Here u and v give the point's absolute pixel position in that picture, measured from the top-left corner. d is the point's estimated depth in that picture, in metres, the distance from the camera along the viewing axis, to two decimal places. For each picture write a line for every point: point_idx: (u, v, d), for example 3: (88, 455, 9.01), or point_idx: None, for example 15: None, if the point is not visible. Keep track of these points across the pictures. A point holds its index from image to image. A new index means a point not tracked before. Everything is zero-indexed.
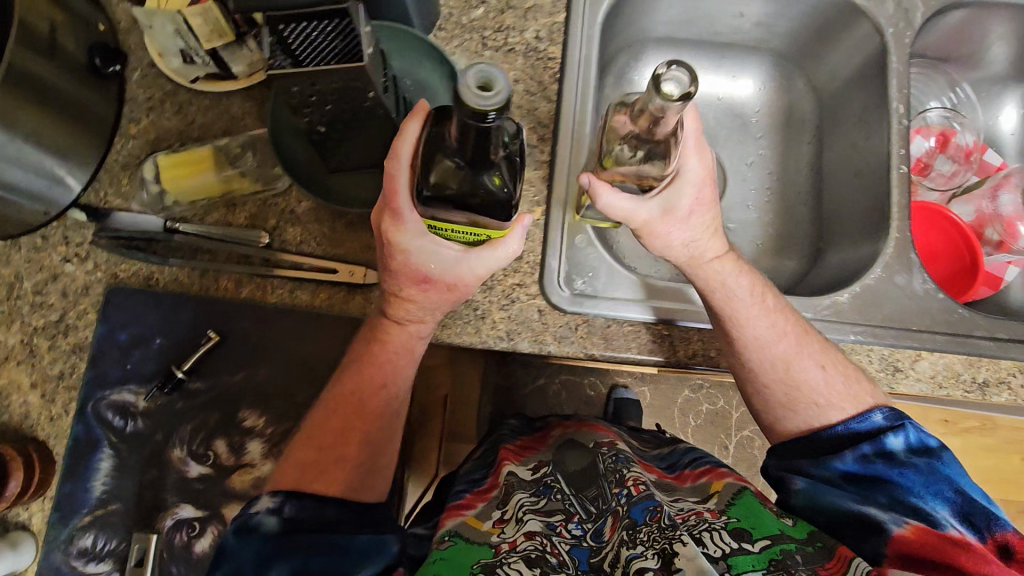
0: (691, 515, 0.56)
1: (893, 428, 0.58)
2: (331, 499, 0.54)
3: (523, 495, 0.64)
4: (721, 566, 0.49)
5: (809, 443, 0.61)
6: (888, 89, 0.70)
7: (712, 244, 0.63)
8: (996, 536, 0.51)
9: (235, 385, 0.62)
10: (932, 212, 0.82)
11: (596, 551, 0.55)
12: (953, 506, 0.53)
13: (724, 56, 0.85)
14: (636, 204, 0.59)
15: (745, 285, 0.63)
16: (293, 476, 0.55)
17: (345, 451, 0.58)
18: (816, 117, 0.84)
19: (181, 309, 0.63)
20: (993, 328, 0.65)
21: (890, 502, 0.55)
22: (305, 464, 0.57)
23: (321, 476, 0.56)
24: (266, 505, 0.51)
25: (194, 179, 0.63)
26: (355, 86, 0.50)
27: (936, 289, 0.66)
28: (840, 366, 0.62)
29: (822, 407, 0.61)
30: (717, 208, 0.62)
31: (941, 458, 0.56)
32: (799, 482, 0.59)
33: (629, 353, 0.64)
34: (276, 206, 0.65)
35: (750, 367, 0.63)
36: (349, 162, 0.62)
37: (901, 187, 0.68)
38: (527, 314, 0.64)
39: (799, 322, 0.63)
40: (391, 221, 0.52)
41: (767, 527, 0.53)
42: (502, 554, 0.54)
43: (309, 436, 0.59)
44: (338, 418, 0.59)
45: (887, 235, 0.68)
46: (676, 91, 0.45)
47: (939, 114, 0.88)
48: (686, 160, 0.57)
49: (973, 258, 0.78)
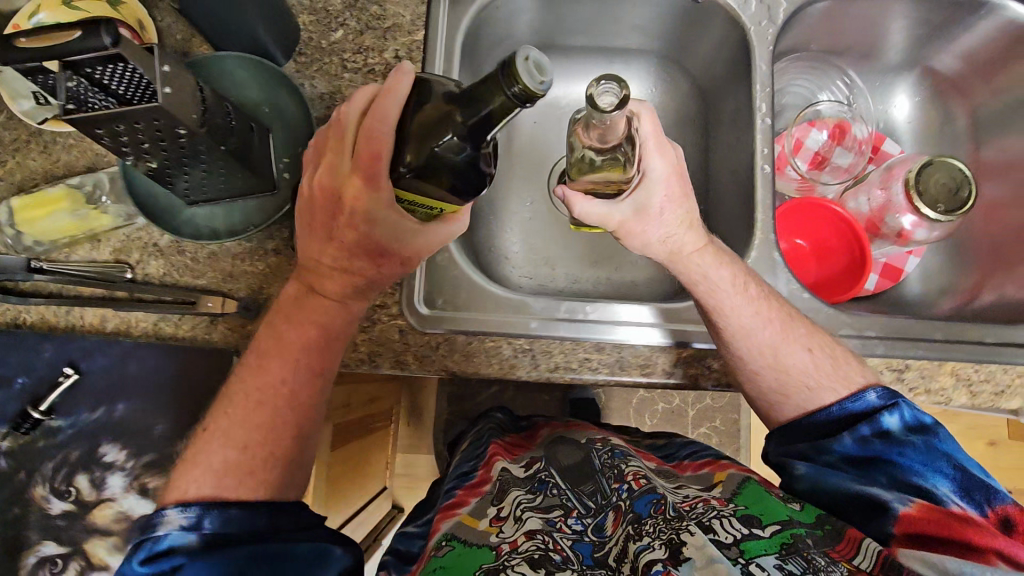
0: (697, 503, 0.54)
1: (888, 407, 0.58)
2: (260, 506, 0.52)
3: (520, 491, 0.62)
4: (733, 552, 0.47)
5: (804, 428, 0.60)
6: (753, 89, 0.70)
7: (690, 237, 0.65)
8: (997, 509, 0.51)
9: (94, 421, 0.63)
10: (818, 206, 0.81)
11: (598, 547, 0.53)
12: (954, 481, 0.53)
13: (613, 62, 0.86)
14: (609, 207, 0.63)
15: (726, 277, 0.64)
16: (216, 481, 0.52)
17: (273, 449, 0.55)
18: (701, 116, 0.83)
19: (42, 347, 0.63)
20: (859, 325, 0.64)
21: (890, 481, 0.54)
22: (236, 458, 0.53)
23: (253, 476, 0.53)
24: (180, 522, 0.49)
25: (48, 221, 0.64)
26: (162, 125, 0.50)
27: (801, 289, 0.67)
28: (827, 351, 0.62)
29: (814, 390, 0.61)
30: (693, 201, 0.64)
31: (938, 434, 0.56)
32: (801, 467, 0.58)
33: (490, 369, 0.65)
34: (139, 239, 0.66)
35: (738, 355, 0.63)
36: (200, 194, 0.63)
37: (764, 188, 0.68)
38: (388, 334, 0.64)
39: (782, 308, 0.63)
40: (360, 187, 0.52)
41: (774, 512, 0.52)
42: (503, 556, 0.51)
43: (246, 417, 0.55)
44: (272, 405, 0.56)
45: (752, 237, 0.68)
46: (609, 105, 0.50)
47: (830, 107, 0.86)
48: (647, 160, 0.62)
49: (861, 253, 0.77)
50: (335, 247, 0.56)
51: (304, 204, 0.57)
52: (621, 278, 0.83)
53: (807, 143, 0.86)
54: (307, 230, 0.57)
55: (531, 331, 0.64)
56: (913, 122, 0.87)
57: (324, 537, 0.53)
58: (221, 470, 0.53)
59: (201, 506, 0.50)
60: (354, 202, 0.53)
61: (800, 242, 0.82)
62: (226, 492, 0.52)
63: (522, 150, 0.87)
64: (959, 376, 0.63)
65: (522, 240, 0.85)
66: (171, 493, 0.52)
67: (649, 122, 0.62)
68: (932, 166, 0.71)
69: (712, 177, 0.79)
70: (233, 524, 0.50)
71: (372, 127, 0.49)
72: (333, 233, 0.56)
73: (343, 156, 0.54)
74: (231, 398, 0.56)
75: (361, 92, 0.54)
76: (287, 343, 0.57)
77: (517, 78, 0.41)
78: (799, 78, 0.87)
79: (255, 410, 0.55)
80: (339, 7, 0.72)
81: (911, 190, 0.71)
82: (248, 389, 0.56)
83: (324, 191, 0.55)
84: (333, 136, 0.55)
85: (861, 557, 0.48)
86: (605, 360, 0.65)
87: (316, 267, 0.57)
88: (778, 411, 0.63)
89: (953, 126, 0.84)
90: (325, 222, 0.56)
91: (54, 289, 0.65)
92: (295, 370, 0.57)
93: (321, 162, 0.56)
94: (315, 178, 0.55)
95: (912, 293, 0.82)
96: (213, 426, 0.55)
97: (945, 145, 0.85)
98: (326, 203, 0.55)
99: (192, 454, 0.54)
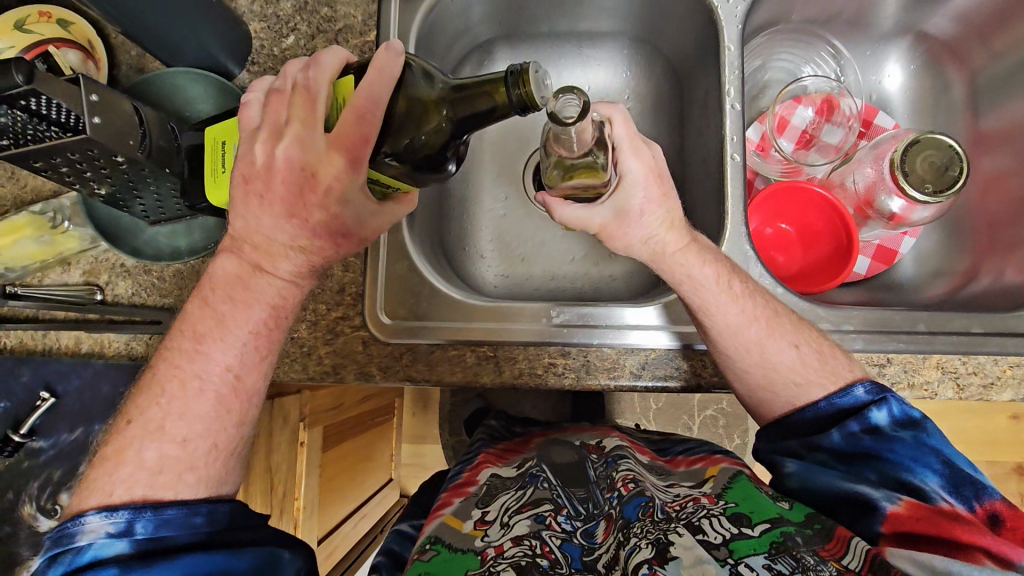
0: (687, 502, 0.53)
1: (877, 402, 0.54)
2: (200, 504, 0.46)
3: (508, 495, 0.58)
4: (722, 552, 0.44)
5: (791, 424, 0.57)
6: (722, 72, 0.68)
7: (672, 236, 0.60)
8: (986, 506, 0.48)
9: (74, 441, 0.69)
10: (804, 189, 0.77)
11: (590, 550, 0.49)
12: (943, 477, 0.50)
13: (583, 47, 0.83)
14: (589, 210, 0.60)
15: (709, 273, 0.60)
16: (149, 481, 0.45)
17: (216, 440, 0.48)
18: (676, 99, 0.80)
19: (19, 371, 0.65)
20: (833, 319, 0.63)
21: (880, 478, 0.52)
22: (173, 454, 0.46)
23: (193, 473, 0.47)
24: (105, 529, 0.42)
25: (15, 247, 0.64)
26: (98, 154, 0.50)
27: (773, 283, 0.66)
28: (813, 345, 0.59)
29: (801, 387, 0.57)
30: (675, 200, 0.61)
31: (928, 428, 0.52)
32: (791, 464, 0.56)
33: (455, 377, 0.64)
34: (107, 260, 0.67)
35: (726, 354, 0.60)
36: (158, 215, 0.63)
37: (735, 177, 0.67)
38: (352, 346, 0.65)
39: (768, 306, 0.60)
40: (342, 166, 0.48)
41: (764, 510, 0.49)
42: (490, 561, 0.47)
43: (186, 407, 0.48)
44: (219, 394, 0.49)
45: (722, 230, 0.67)
46: (571, 116, 0.47)
47: (816, 82, 0.82)
48: (624, 163, 0.59)
49: (847, 239, 0.73)
50: (293, 226, 0.50)
51: (254, 172, 0.49)
52: (597, 273, 0.81)
53: (794, 122, 0.82)
54: (257, 201, 0.50)
55: (493, 338, 0.64)
56: (908, 91, 0.84)
57: (270, 540, 0.48)
58: (155, 466, 0.46)
59: (132, 509, 0.43)
60: (330, 183, 0.48)
61: (784, 226, 0.79)
62: (161, 492, 0.45)
63: (491, 149, 0.84)
64: (945, 369, 0.63)
65: (493, 241, 0.83)
66: (90, 495, 0.44)
67: (621, 126, 0.59)
68: (919, 144, 0.66)
69: (686, 166, 0.77)
70: (172, 526, 0.44)
71: (364, 108, 0.46)
72: (296, 210, 0.50)
73: (312, 128, 0.48)
74: (166, 387, 0.48)
75: (326, 62, 0.49)
76: (234, 328, 0.50)
77: (526, 84, 0.47)
78: (784, 52, 0.84)
79: (195, 402, 0.48)
80: (289, 12, 0.71)
81: (896, 170, 0.67)
82: (187, 376, 0.49)
83: (290, 165, 0.48)
84: (299, 103, 0.48)
85: (850, 556, 0.45)
86: (571, 364, 0.64)
87: (273, 248, 0.51)
88: (765, 408, 0.60)
89: (950, 95, 0.81)
90: (287, 198, 0.49)
91: (30, 312, 0.66)
92: (244, 355, 0.50)
93: (276, 128, 0.49)
94: (279, 148, 0.48)
95: (904, 276, 0.79)
96: (142, 418, 0.47)
97: (941, 114, 0.82)
98: (290, 180, 0.49)
99: (116, 450, 0.46)
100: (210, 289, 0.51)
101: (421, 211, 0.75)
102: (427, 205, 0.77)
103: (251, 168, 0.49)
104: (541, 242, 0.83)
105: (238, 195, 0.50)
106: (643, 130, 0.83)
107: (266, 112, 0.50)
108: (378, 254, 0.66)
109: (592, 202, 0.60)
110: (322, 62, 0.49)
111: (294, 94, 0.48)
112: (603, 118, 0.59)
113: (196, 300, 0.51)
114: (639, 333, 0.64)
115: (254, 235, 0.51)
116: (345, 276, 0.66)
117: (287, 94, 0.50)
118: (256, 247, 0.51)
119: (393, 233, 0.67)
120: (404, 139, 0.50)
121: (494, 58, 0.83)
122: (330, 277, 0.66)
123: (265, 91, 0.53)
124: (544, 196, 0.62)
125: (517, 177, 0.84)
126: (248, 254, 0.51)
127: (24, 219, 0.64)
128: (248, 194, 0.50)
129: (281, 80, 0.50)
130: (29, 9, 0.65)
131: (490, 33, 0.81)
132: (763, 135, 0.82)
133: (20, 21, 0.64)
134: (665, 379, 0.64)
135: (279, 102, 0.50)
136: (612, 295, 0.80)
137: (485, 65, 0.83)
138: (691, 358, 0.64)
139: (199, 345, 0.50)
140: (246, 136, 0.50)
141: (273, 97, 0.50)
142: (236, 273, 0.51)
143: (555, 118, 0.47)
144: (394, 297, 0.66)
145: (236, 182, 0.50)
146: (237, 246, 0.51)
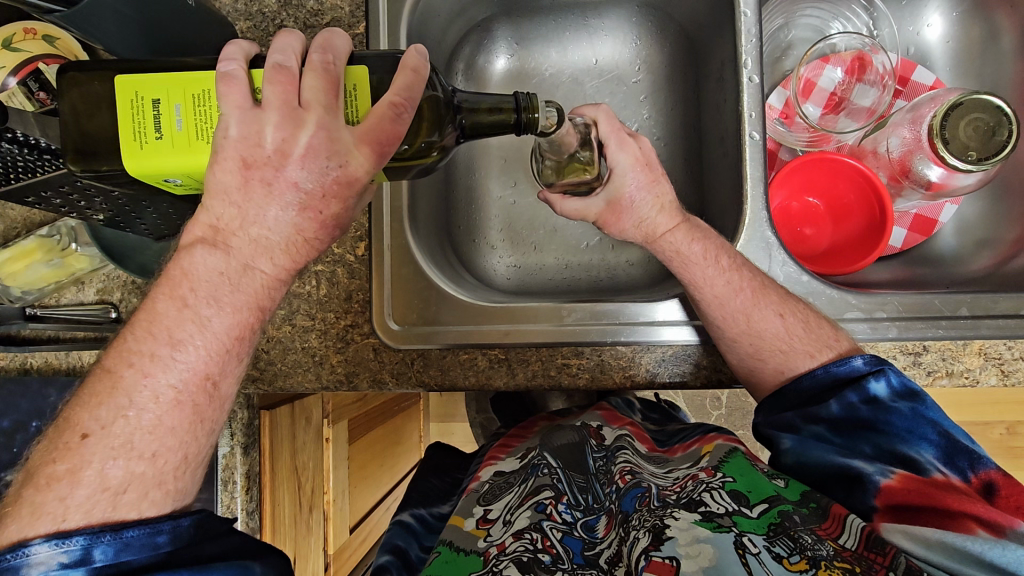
0: (687, 480, 0.50)
1: (875, 373, 0.51)
2: (163, 522, 0.41)
3: (511, 492, 0.56)
4: (726, 521, 0.43)
5: (786, 395, 0.55)
6: (738, 41, 0.62)
7: (664, 215, 0.59)
8: (982, 475, 0.45)
9: None
10: (832, 161, 0.71)
11: (590, 545, 0.48)
12: (939, 447, 0.47)
13: (588, 16, 0.78)
14: (586, 202, 0.60)
15: (698, 249, 0.58)
16: (111, 502, 0.40)
17: (189, 450, 0.44)
18: (689, 71, 0.75)
19: (47, 392, 0.67)
20: (866, 306, 0.60)
21: (876, 452, 0.49)
22: (140, 470, 0.42)
23: (161, 488, 0.42)
24: (57, 560, 0.37)
25: (27, 272, 0.65)
26: (86, 189, 0.49)
27: (797, 271, 0.62)
28: (799, 314, 0.57)
29: (787, 353, 0.56)
30: (665, 184, 0.59)
31: (926, 401, 0.49)
32: (787, 440, 0.53)
33: (468, 382, 0.64)
34: (119, 278, 0.68)
35: (716, 325, 0.58)
36: (161, 232, 0.63)
37: (754, 158, 0.62)
38: (362, 354, 0.65)
39: (755, 277, 0.57)
40: (369, 159, 0.45)
41: (762, 488, 0.47)
42: (491, 561, 0.47)
43: (158, 420, 0.43)
44: (193, 403, 0.44)
45: (741, 218, 0.62)
46: (552, 120, 0.52)
47: (847, 39, 0.74)
48: (611, 155, 0.58)
49: (880, 212, 0.68)
50: (302, 218, 0.46)
51: (260, 156, 0.43)
52: (609, 257, 0.79)
53: (821, 84, 0.76)
54: (262, 190, 0.44)
55: (505, 342, 0.62)
56: (950, 42, 0.77)
57: (246, 554, 0.44)
58: (119, 485, 0.41)
59: (87, 535, 0.39)
60: (360, 176, 0.46)
61: (812, 201, 0.74)
62: (124, 512, 0.41)
63: (496, 138, 0.81)
64: (988, 355, 0.61)
65: (503, 230, 0.80)
66: (36, 522, 0.38)
67: (605, 123, 0.59)
68: (962, 106, 0.61)
69: (704, 143, 0.73)
70: (132, 549, 0.40)
71: (401, 106, 0.45)
72: (309, 201, 0.45)
73: (336, 115, 0.44)
74: (135, 397, 0.42)
75: (338, 46, 0.46)
76: (216, 332, 0.45)
77: (534, 110, 0.51)
78: (810, 8, 0.80)
79: (168, 414, 0.43)
80: (275, 8, 0.68)
81: (936, 138, 0.61)
82: (160, 386, 0.43)
83: (314, 154, 0.44)
84: (319, 86, 0.44)
85: (847, 535, 0.42)
86: (586, 364, 0.63)
87: (270, 243, 0.46)
88: (757, 378, 0.58)
89: (998, 45, 0.73)
90: (297, 186, 0.44)
91: (51, 334, 0.69)
92: (225, 361, 0.45)
93: (290, 110, 0.43)
94: (302, 134, 0.43)
95: (942, 249, 0.75)
96: (105, 432, 0.41)
97: (987, 65, 0.75)
98: (308, 167, 0.44)
99: (71, 469, 0.40)
100: (189, 287, 0.44)
101: (426, 207, 0.72)
102: (433, 200, 0.74)
103: (257, 152, 0.43)
104: (553, 229, 0.80)
105: (235, 182, 0.44)
106: (656, 104, 0.78)
107: (268, 91, 0.43)
108: (387, 262, 0.64)
109: (590, 194, 0.60)
110: (335, 47, 0.46)
111: (310, 75, 0.44)
112: (588, 121, 0.60)
113: (171, 299, 0.44)
114: (661, 331, 0.62)
115: (251, 227, 0.45)
116: (351, 284, 0.65)
117: (295, 72, 0.44)
118: (243, 240, 0.45)
119: (396, 237, 0.65)
120: (408, 146, 0.49)
121: (493, 37, 0.79)
122: (336, 285, 0.65)
123: (243, 57, 0.45)
124: (544, 194, 0.62)
125: (525, 163, 0.81)
126: (236, 251, 0.45)
127: (33, 242, 0.65)
128: (249, 180, 0.44)
129: (283, 55, 0.44)
130: (12, 27, 0.59)
131: (488, 10, 0.76)
132: (786, 101, 0.77)
133: (5, 39, 0.59)
134: (684, 375, 0.63)
135: (288, 83, 0.44)
136: (632, 286, 0.77)
137: (484, 45, 0.79)
138: (709, 353, 0.62)
139: (174, 352, 0.43)
140: (240, 114, 0.43)
141: (278, 73, 0.43)
142: (221, 270, 0.45)
143: (543, 131, 0.52)
144: (399, 303, 0.64)
145: (232, 164, 0.43)
146: (221, 240, 0.45)
